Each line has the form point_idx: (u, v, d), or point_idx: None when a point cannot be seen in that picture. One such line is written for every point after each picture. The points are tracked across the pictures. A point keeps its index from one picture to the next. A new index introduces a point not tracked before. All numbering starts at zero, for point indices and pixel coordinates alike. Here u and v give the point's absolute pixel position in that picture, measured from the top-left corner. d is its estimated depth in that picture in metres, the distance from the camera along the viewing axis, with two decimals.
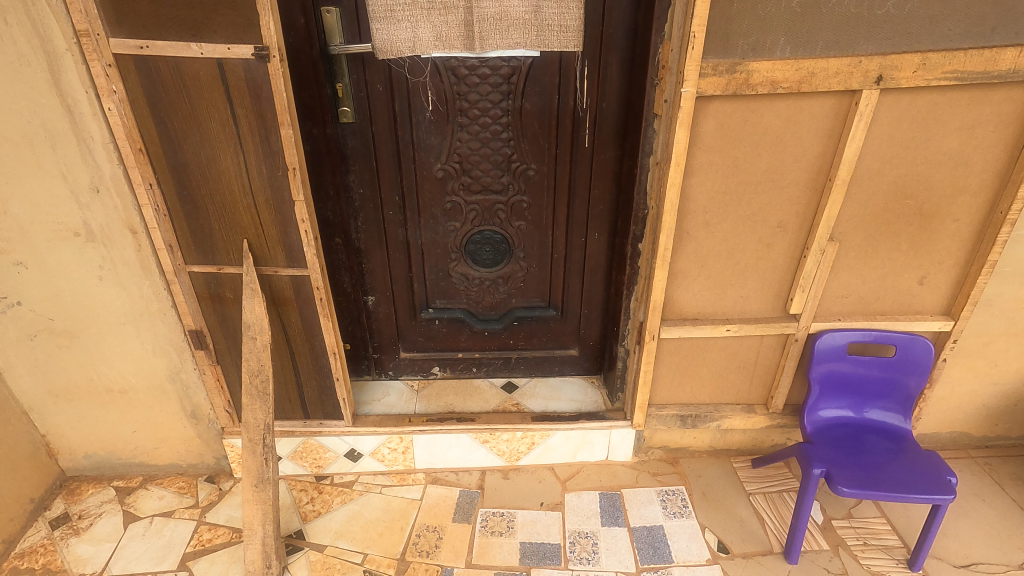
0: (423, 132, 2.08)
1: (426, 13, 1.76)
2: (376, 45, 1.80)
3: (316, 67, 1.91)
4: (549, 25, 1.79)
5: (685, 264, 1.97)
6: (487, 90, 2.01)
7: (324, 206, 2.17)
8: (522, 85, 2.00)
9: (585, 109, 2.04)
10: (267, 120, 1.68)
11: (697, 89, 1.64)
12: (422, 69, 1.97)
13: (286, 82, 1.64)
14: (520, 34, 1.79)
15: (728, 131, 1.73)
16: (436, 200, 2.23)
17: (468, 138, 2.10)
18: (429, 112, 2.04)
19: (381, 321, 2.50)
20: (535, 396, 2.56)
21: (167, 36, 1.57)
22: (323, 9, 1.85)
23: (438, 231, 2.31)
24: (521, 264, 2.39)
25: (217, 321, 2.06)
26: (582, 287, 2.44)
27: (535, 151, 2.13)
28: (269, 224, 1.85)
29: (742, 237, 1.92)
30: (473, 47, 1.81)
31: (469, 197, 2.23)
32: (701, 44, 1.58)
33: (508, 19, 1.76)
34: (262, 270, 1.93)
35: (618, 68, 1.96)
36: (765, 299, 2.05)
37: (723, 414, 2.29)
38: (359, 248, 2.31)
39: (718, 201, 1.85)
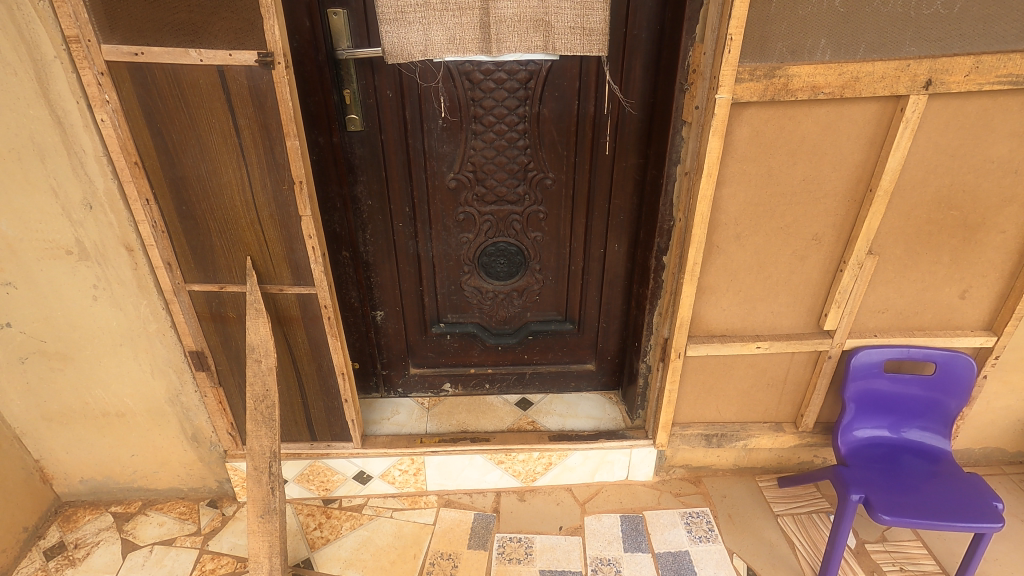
0: (435, 140, 1.98)
1: (444, 13, 1.68)
2: (384, 48, 1.73)
3: (323, 73, 1.80)
4: (570, 27, 1.71)
5: (713, 278, 1.87)
6: (503, 95, 1.90)
7: (331, 218, 2.07)
8: (541, 90, 1.89)
9: (606, 115, 1.94)
10: (272, 131, 1.57)
11: (733, 95, 1.53)
12: (435, 74, 1.86)
13: (292, 89, 1.53)
14: (540, 35, 1.71)
15: (762, 139, 1.63)
16: (448, 210, 2.12)
17: (482, 145, 1.99)
18: (442, 119, 1.94)
19: (390, 337, 2.39)
20: (551, 413, 2.46)
21: (164, 42, 1.46)
22: (330, 12, 1.74)
23: (450, 244, 2.20)
24: (537, 277, 2.28)
25: (218, 341, 1.94)
26: (600, 299, 2.33)
27: (553, 158, 2.03)
28: (274, 241, 1.74)
29: (774, 249, 1.82)
30: (490, 50, 1.73)
31: (483, 207, 2.11)
32: (737, 47, 1.47)
33: (526, 20, 1.69)
34: (266, 288, 1.82)
35: (642, 71, 1.85)
36: (798, 314, 1.94)
37: (750, 433, 2.19)
38: (368, 261, 2.20)
39: (750, 212, 1.75)
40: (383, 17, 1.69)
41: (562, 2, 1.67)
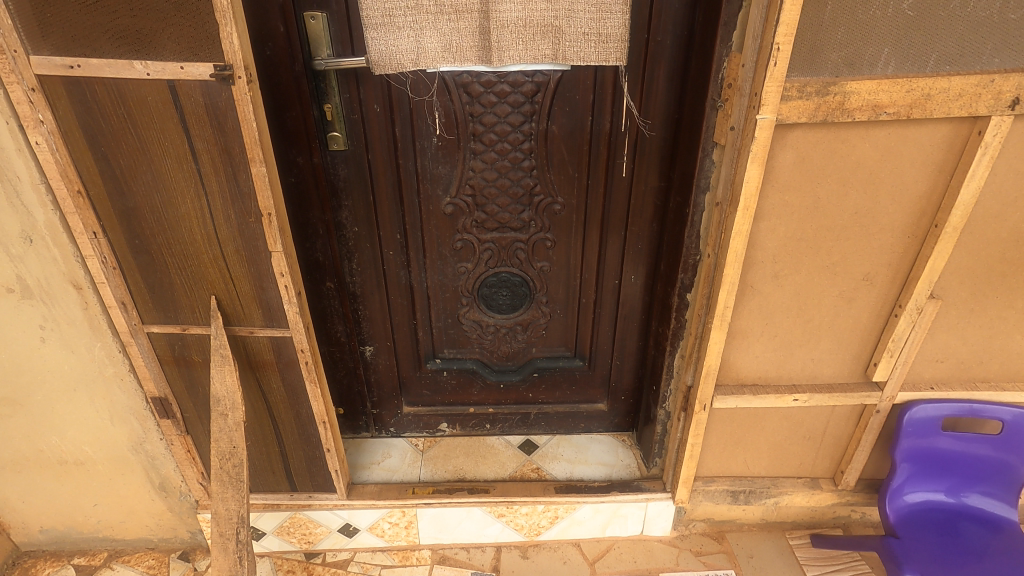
0: (429, 160, 1.74)
1: (438, 18, 1.47)
2: (370, 57, 1.51)
3: (300, 85, 1.58)
4: (583, 33, 1.48)
5: (746, 322, 1.62)
6: (506, 110, 1.66)
7: (313, 246, 1.85)
8: (549, 104, 1.66)
9: (623, 133, 1.70)
10: (234, 156, 1.34)
11: (778, 115, 1.28)
12: (428, 87, 1.63)
13: (257, 107, 1.31)
14: (548, 42, 1.49)
15: (809, 166, 1.38)
16: (444, 238, 1.89)
17: (482, 167, 1.75)
18: (436, 137, 1.70)
19: (381, 373, 2.17)
20: (558, 458, 2.23)
21: (104, 52, 1.24)
22: (307, 15, 1.51)
23: (447, 274, 1.96)
24: (544, 310, 2.04)
25: (183, 386, 1.72)
26: (614, 335, 2.09)
27: (562, 180, 1.79)
28: (242, 279, 1.51)
29: (818, 290, 1.57)
30: (490, 60, 1.51)
31: (483, 234, 1.88)
32: (785, 59, 1.22)
33: (533, 25, 1.46)
34: (234, 330, 1.60)
35: (666, 83, 1.61)
36: (843, 362, 1.69)
37: (782, 490, 1.94)
38: (355, 292, 1.98)
39: (791, 248, 1.51)
40: (369, 22, 1.47)
41: (575, 4, 1.44)
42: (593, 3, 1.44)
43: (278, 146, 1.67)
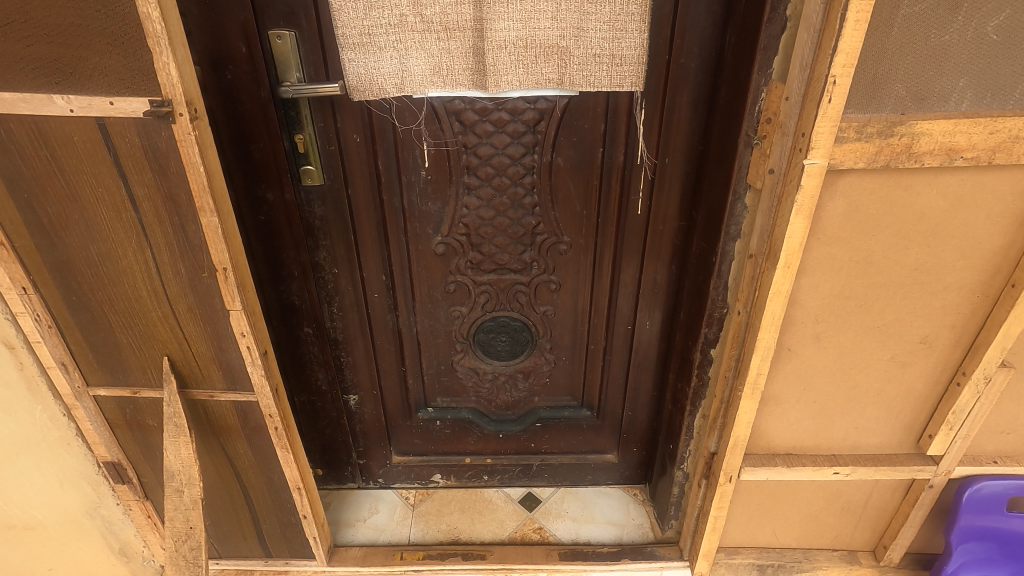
0: (417, 195, 1.53)
1: (425, 37, 1.26)
2: (347, 81, 1.31)
3: (267, 113, 1.37)
4: (594, 54, 1.26)
5: (780, 387, 1.41)
6: (505, 140, 1.44)
7: (288, 289, 1.65)
8: (553, 134, 1.44)
9: (638, 166, 1.48)
10: (181, 205, 1.14)
11: (830, 160, 1.06)
12: (415, 114, 1.42)
13: (207, 148, 1.10)
14: (553, 65, 1.27)
15: (863, 216, 1.16)
16: (435, 280, 1.68)
17: (477, 203, 1.54)
18: (425, 170, 1.49)
19: (367, 423, 1.96)
20: (562, 516, 2.02)
21: (20, 85, 1.04)
22: (272, 34, 1.30)
23: (439, 318, 1.75)
24: (547, 357, 1.83)
25: (139, 451, 1.53)
26: (626, 384, 1.88)
27: (568, 218, 1.57)
28: (197, 339, 1.31)
29: (866, 354, 1.35)
30: (485, 86, 1.29)
31: (479, 276, 1.66)
32: (843, 94, 1.00)
33: (535, 45, 1.24)
34: (191, 394, 1.39)
35: (689, 111, 1.39)
36: (891, 432, 1.47)
37: (816, 565, 1.71)
38: (336, 338, 1.77)
39: (836, 308, 1.29)
40: (345, 41, 1.27)
41: (585, 21, 1.23)
42: (606, 20, 1.23)
43: (245, 181, 1.47)
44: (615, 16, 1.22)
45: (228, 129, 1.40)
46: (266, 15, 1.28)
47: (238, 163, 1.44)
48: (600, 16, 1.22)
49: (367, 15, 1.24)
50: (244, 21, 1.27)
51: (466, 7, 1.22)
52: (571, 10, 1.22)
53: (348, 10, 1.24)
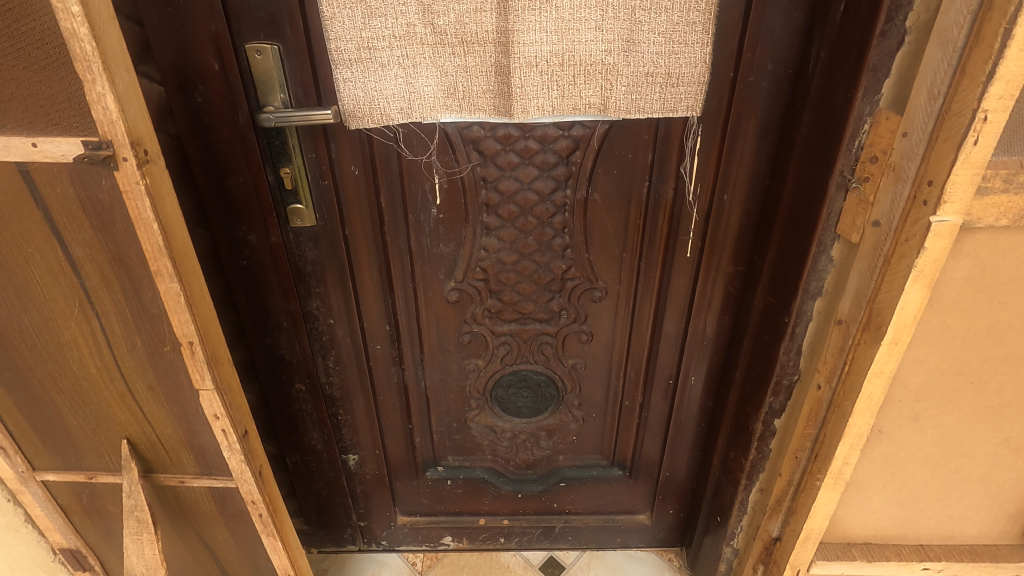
0: (426, 236, 1.30)
1: (438, 52, 1.02)
2: (343, 105, 1.07)
3: (247, 143, 1.14)
4: (645, 72, 0.99)
5: (865, 471, 1.17)
6: (532, 174, 1.20)
7: (276, 341, 1.41)
8: (590, 165, 1.20)
9: (690, 203, 1.24)
10: (132, 267, 0.90)
11: (966, 217, 0.85)
12: (426, 143, 1.18)
13: (163, 198, 0.86)
14: (592, 85, 1.01)
15: (988, 280, 0.93)
16: (447, 330, 1.44)
17: (497, 244, 1.30)
18: (436, 208, 1.26)
19: (369, 483, 1.73)
20: None
21: None
22: (250, 49, 1.06)
23: (451, 372, 1.51)
24: (575, 414, 1.59)
25: (100, 538, 1.29)
26: (664, 442, 1.64)
27: (604, 261, 1.34)
28: (162, 419, 1.08)
29: (973, 436, 1.11)
30: (510, 112, 1.05)
31: (498, 326, 1.43)
32: (994, 137, 0.79)
33: (573, 62, 0.99)
34: (156, 480, 1.17)
35: (756, 139, 1.15)
36: (994, 521, 1.23)
37: None
38: (332, 395, 1.53)
39: (942, 385, 1.05)
40: (340, 57, 1.03)
41: (635, 31, 0.96)
42: (660, 29, 0.96)
43: (223, 221, 1.23)
44: (674, 24, 0.95)
45: (200, 162, 1.16)
46: (242, 25, 1.04)
47: (214, 201, 1.21)
48: (654, 24, 0.95)
49: (366, 25, 1.01)
50: (215, 31, 1.04)
51: (487, 15, 0.98)
52: (617, 17, 0.95)
53: (342, 19, 1.00)
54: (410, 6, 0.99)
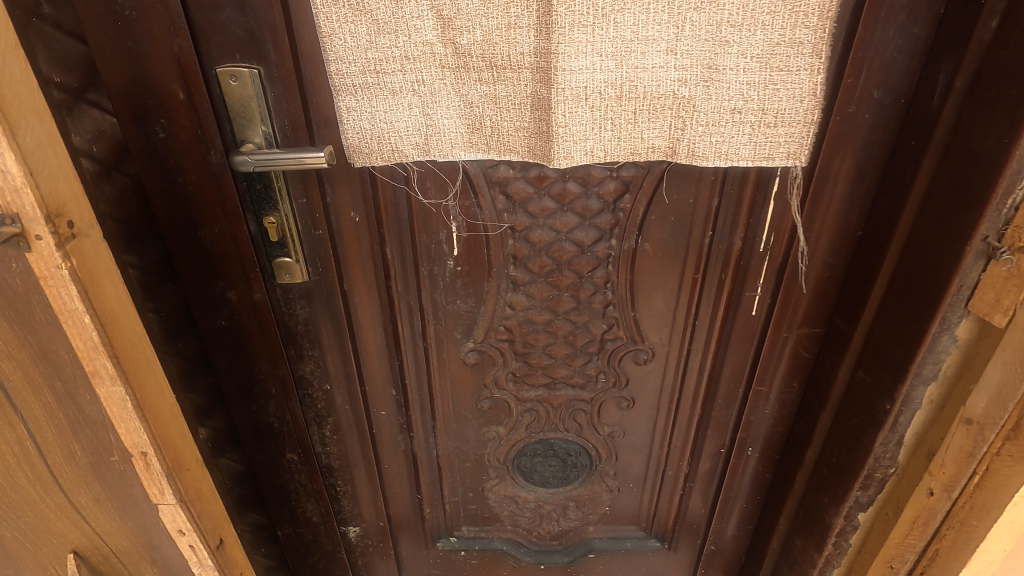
0: (441, 292, 1.09)
1: (461, 77, 0.80)
2: (346, 138, 0.86)
3: (222, 188, 0.92)
4: (730, 107, 0.76)
5: None
6: (571, 222, 0.98)
7: (263, 409, 1.21)
8: (641, 212, 0.99)
9: (761, 253, 1.03)
10: (64, 366, 0.69)
11: None
12: (445, 185, 0.97)
13: (99, 281, 0.67)
14: (660, 123, 0.79)
15: None
16: (464, 395, 1.23)
17: (526, 301, 1.08)
18: (454, 260, 1.05)
19: (372, 556, 1.52)
20: None
21: None
22: (223, 73, 0.84)
23: (467, 439, 1.30)
24: (609, 483, 1.38)
25: None
26: (711, 516, 1.42)
27: (652, 320, 1.12)
28: (115, 535, 0.86)
29: None
30: (549, 156, 0.82)
31: (524, 391, 1.21)
32: None
33: (637, 95, 0.77)
34: None
35: (850, 183, 0.93)
36: None
37: None
38: (329, 465, 1.32)
39: None
40: (342, 81, 0.81)
41: (719, 54, 0.74)
42: (753, 52, 0.73)
43: (195, 276, 1.02)
44: (772, 45, 0.73)
45: (166, 208, 0.95)
46: (212, 44, 0.83)
47: (185, 252, 1.00)
48: (744, 45, 0.73)
49: (371, 43, 0.79)
50: (178, 52, 0.82)
51: (524, 33, 0.76)
52: (696, 37, 0.73)
53: (342, 36, 0.79)
54: (426, 21, 0.77)
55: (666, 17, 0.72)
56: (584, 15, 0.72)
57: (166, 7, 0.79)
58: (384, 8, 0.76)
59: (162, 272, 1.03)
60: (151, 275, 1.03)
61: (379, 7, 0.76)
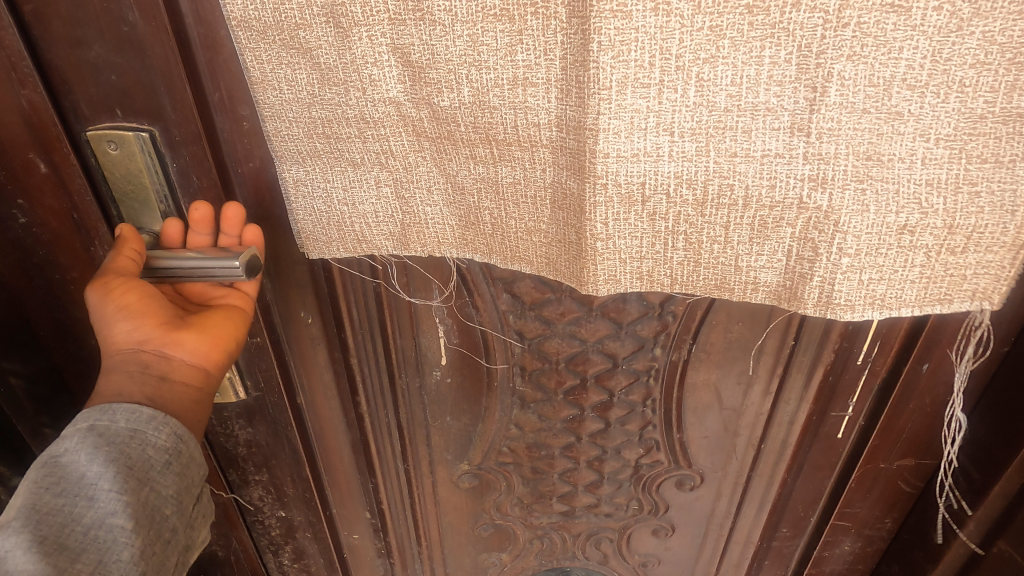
0: (426, 407, 0.82)
1: (444, 150, 0.54)
2: (295, 222, 0.59)
3: None
4: (898, 224, 0.51)
5: None
6: (601, 331, 0.72)
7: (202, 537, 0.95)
8: (699, 318, 0.72)
9: (857, 369, 0.75)
10: None
11: None
12: (434, 282, 0.71)
13: None
14: (774, 247, 0.54)
15: None
16: (458, 520, 0.96)
17: (540, 422, 0.81)
18: (443, 371, 0.78)
19: None
20: None
21: None
22: (98, 137, 0.58)
23: (462, 567, 1.03)
24: None
25: None
26: None
27: (703, 442, 0.85)
28: None
29: None
30: (578, 280, 0.57)
31: (535, 518, 0.95)
32: None
33: (745, 200, 0.52)
34: None
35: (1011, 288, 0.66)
36: None
37: None
38: None
39: None
40: (284, 144, 0.55)
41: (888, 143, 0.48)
42: (938, 133, 0.47)
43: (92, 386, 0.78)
44: (970, 124, 0.47)
45: (41, 302, 0.71)
46: (80, 96, 0.56)
47: (75, 353, 0.76)
48: (924, 121, 0.47)
49: (314, 97, 0.52)
50: (28, 107, 0.56)
51: (539, 92, 0.50)
52: (848, 106, 0.47)
53: (277, 82, 0.52)
54: (388, 67, 0.51)
55: (793, 75, 0.47)
56: (647, 68, 0.47)
57: (3, 45, 0.53)
58: (330, 47, 0.50)
59: (52, 382, 0.77)
60: (39, 386, 0.76)
61: (322, 45, 0.50)
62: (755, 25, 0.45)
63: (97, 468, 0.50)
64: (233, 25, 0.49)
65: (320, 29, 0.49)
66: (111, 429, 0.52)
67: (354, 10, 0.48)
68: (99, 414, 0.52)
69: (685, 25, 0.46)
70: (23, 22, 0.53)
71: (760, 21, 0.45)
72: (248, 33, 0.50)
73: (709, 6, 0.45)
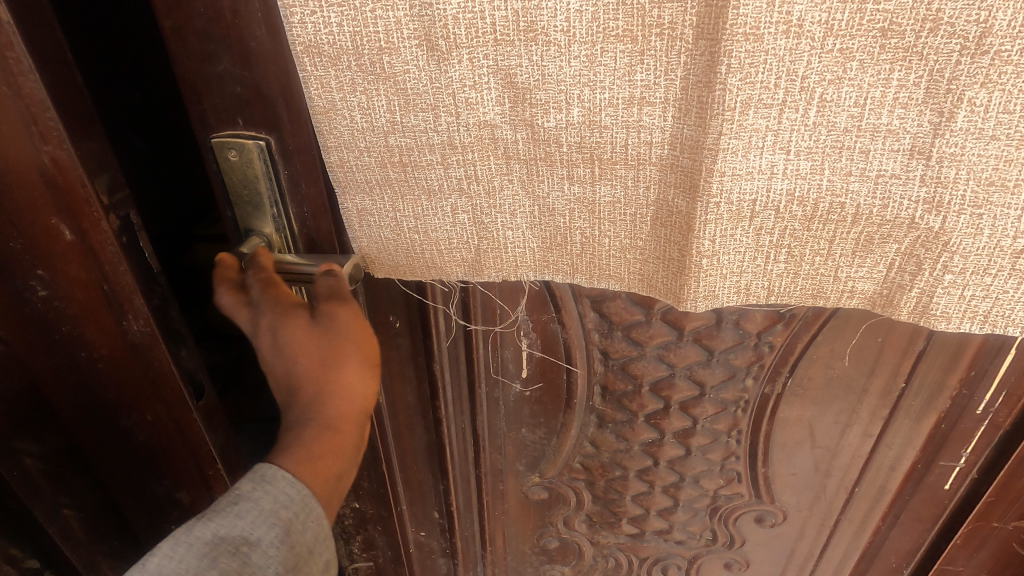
0: (503, 419, 0.83)
1: (538, 172, 0.53)
2: (359, 249, 0.60)
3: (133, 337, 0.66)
4: (1014, 247, 0.46)
5: None
6: (691, 356, 0.69)
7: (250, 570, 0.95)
8: (798, 352, 0.68)
9: (972, 420, 0.69)
10: None
11: None
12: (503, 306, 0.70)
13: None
14: (877, 260, 0.50)
15: None
16: (524, 529, 0.96)
17: (615, 442, 0.80)
18: (523, 384, 0.78)
19: None
20: None
21: None
22: (220, 146, 0.61)
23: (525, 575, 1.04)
24: None
25: None
26: None
27: (790, 480, 0.81)
28: None
29: None
30: (677, 297, 0.54)
31: (602, 537, 0.93)
32: None
33: (852, 216, 0.48)
34: None
35: None
36: None
37: None
38: None
39: None
40: (350, 175, 0.55)
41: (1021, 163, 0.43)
42: None
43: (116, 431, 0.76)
44: None
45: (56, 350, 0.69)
46: (210, 104, 0.60)
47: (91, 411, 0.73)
48: None
49: (394, 123, 0.52)
50: (51, 165, 0.54)
51: (654, 111, 0.48)
52: (976, 132, 0.43)
53: (347, 111, 0.51)
54: (487, 90, 0.49)
55: (921, 98, 0.43)
56: (771, 88, 0.44)
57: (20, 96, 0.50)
58: (419, 71, 0.49)
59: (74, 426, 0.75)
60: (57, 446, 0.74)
61: (409, 71, 0.49)
62: (887, 47, 0.42)
63: (268, 573, 0.45)
64: (300, 49, 0.49)
65: (410, 52, 0.48)
66: (298, 523, 0.47)
67: (457, 32, 0.47)
68: (277, 499, 0.47)
69: (815, 47, 0.42)
70: (63, 69, 0.51)
71: (893, 44, 0.41)
72: (318, 59, 0.49)
73: (843, 28, 0.41)
